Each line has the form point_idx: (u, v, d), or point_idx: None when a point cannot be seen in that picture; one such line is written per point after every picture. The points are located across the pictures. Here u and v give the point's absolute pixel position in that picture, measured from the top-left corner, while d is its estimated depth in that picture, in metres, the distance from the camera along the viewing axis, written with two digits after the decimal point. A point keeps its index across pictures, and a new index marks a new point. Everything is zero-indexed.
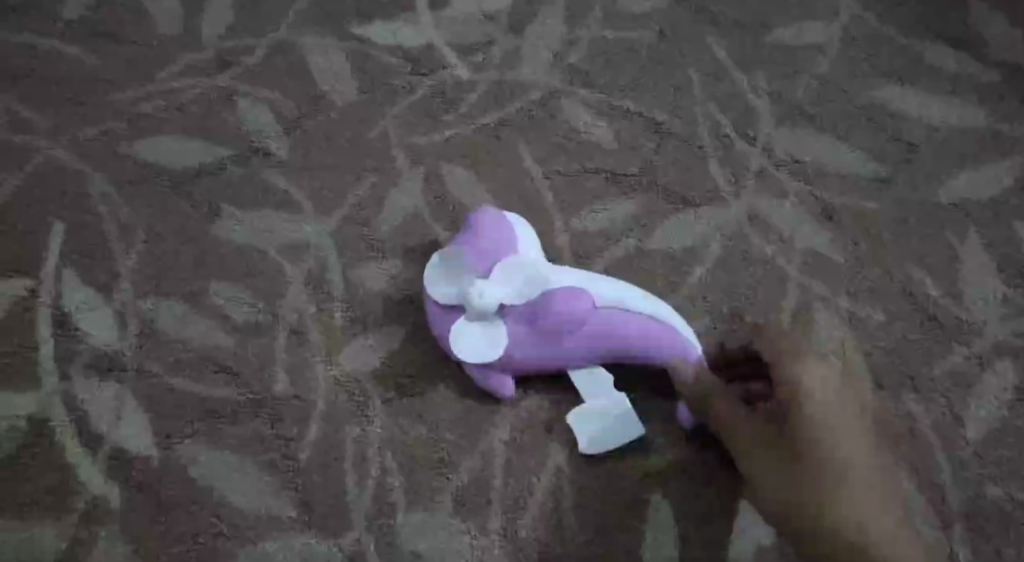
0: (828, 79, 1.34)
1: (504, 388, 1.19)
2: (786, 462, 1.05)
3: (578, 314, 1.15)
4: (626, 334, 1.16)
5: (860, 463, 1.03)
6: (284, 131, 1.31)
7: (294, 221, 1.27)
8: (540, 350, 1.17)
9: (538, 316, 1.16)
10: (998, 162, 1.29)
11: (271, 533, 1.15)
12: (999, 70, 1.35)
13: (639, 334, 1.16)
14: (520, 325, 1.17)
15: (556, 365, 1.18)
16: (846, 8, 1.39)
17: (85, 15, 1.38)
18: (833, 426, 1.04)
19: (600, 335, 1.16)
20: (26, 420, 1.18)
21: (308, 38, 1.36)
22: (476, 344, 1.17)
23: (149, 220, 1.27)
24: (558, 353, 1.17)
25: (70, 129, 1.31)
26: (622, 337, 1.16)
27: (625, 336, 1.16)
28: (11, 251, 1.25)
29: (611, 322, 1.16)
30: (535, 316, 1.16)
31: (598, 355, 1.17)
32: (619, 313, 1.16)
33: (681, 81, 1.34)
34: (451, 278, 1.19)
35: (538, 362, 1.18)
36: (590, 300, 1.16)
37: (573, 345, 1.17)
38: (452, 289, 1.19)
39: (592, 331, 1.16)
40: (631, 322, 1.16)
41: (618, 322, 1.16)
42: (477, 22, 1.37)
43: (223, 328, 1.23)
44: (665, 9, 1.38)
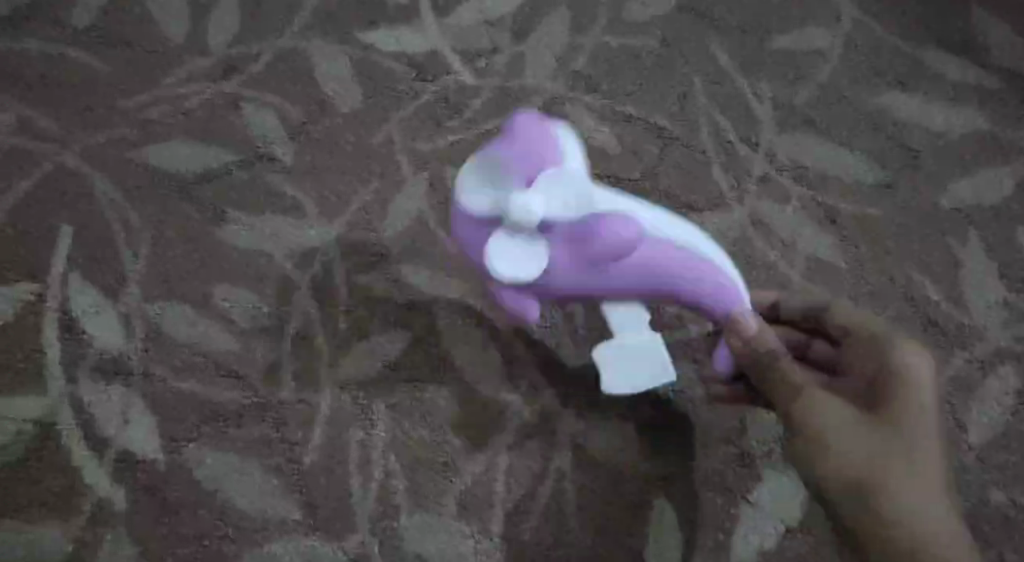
0: (830, 85, 1.34)
1: (530, 312, 1.03)
2: (878, 444, 0.99)
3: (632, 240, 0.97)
4: (683, 270, 1.00)
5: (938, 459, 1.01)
6: (289, 137, 1.32)
7: (299, 226, 1.28)
8: (581, 276, 0.99)
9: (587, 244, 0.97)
10: (1000, 168, 1.30)
11: (277, 536, 1.17)
12: (1002, 76, 1.35)
13: (690, 270, 1.00)
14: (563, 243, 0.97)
15: (592, 294, 1.01)
16: (851, 13, 1.38)
17: (93, 20, 1.36)
18: (938, 421, 1.01)
19: (655, 271, 0.99)
20: (33, 423, 1.19)
21: (311, 41, 1.36)
22: (513, 254, 0.97)
23: (156, 225, 1.28)
24: (606, 282, 1.00)
25: (78, 134, 1.31)
26: (678, 272, 1.00)
27: (680, 271, 1.00)
28: (18, 256, 1.25)
29: (667, 258, 0.99)
30: (580, 241, 0.97)
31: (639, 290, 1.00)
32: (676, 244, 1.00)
33: (685, 87, 1.34)
34: (481, 178, 0.97)
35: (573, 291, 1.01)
36: (644, 225, 0.98)
37: (623, 275, 0.99)
38: (483, 194, 0.97)
39: (644, 263, 0.99)
40: (690, 257, 1.00)
41: (672, 255, 0.99)
42: (481, 27, 1.37)
43: (228, 332, 1.23)
44: (669, 14, 1.37)
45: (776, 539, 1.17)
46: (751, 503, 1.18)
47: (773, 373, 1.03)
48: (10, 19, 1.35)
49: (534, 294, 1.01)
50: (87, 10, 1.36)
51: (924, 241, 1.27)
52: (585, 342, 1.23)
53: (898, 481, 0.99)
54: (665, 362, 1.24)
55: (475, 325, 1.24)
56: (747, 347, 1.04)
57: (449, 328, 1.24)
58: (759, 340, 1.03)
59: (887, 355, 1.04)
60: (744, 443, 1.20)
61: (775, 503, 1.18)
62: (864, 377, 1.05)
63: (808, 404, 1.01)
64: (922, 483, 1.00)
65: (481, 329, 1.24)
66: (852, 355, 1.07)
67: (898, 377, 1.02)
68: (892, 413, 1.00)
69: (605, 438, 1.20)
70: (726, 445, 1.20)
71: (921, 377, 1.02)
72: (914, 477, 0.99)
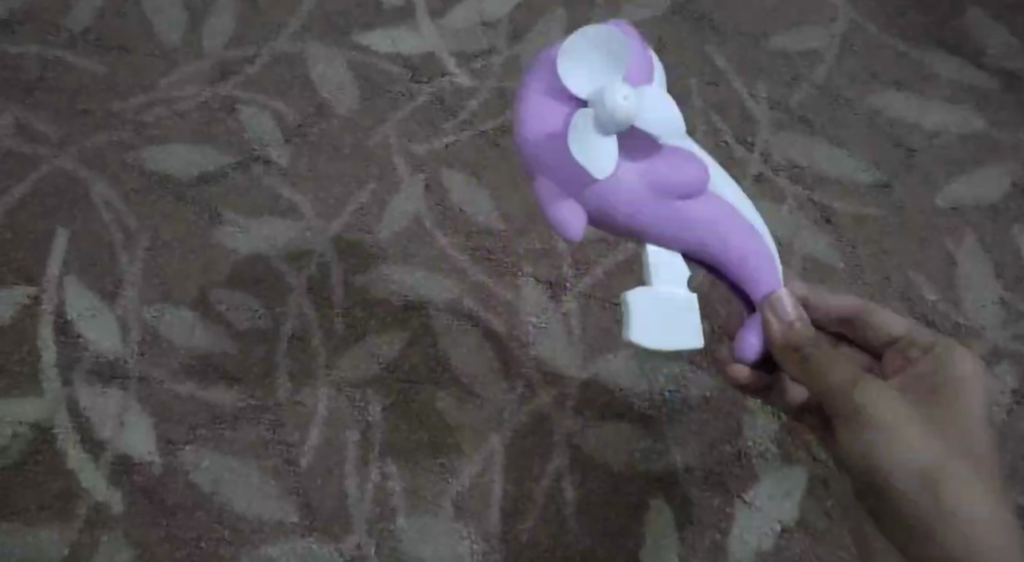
0: (826, 86, 1.35)
1: (572, 227, 0.93)
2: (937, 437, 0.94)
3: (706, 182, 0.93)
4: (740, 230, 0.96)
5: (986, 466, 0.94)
6: (286, 140, 1.32)
7: (296, 227, 1.28)
8: (647, 203, 0.92)
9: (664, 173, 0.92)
10: (997, 167, 1.31)
11: (274, 538, 1.16)
12: (997, 76, 1.35)
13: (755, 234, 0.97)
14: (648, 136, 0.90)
15: (641, 231, 0.94)
16: (846, 14, 1.38)
17: (89, 23, 1.36)
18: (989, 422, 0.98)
19: (718, 220, 0.95)
20: (29, 426, 1.19)
21: (308, 44, 1.37)
22: (592, 147, 0.89)
23: (153, 228, 1.28)
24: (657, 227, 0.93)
25: (75, 138, 1.31)
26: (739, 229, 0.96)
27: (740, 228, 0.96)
28: (14, 260, 1.25)
29: (731, 213, 0.95)
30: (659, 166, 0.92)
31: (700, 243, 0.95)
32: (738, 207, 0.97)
33: (682, 88, 1.34)
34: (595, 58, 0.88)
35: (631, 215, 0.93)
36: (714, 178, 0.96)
37: (688, 215, 0.93)
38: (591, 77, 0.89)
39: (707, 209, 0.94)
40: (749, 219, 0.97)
41: (732, 215, 0.95)
42: (477, 30, 1.37)
43: (225, 334, 1.23)
44: (665, 16, 1.37)
45: (774, 539, 1.17)
46: (748, 503, 1.19)
47: (815, 355, 0.97)
48: (9, 22, 1.36)
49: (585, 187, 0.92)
50: (84, 13, 1.37)
51: (920, 240, 1.27)
52: (582, 343, 1.24)
53: (962, 477, 0.93)
54: (662, 362, 1.24)
55: (472, 325, 1.24)
56: (785, 336, 0.98)
57: (446, 329, 1.24)
58: (795, 327, 0.98)
59: (933, 359, 1.02)
60: (741, 443, 1.21)
61: (771, 503, 1.19)
62: (902, 375, 1.03)
63: (874, 388, 0.94)
64: (968, 483, 0.93)
65: (478, 330, 1.24)
66: (889, 361, 1.06)
67: (951, 377, 0.99)
68: (951, 411, 0.97)
69: (603, 438, 1.20)
70: (723, 445, 1.21)
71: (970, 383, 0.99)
72: (966, 477, 0.93)
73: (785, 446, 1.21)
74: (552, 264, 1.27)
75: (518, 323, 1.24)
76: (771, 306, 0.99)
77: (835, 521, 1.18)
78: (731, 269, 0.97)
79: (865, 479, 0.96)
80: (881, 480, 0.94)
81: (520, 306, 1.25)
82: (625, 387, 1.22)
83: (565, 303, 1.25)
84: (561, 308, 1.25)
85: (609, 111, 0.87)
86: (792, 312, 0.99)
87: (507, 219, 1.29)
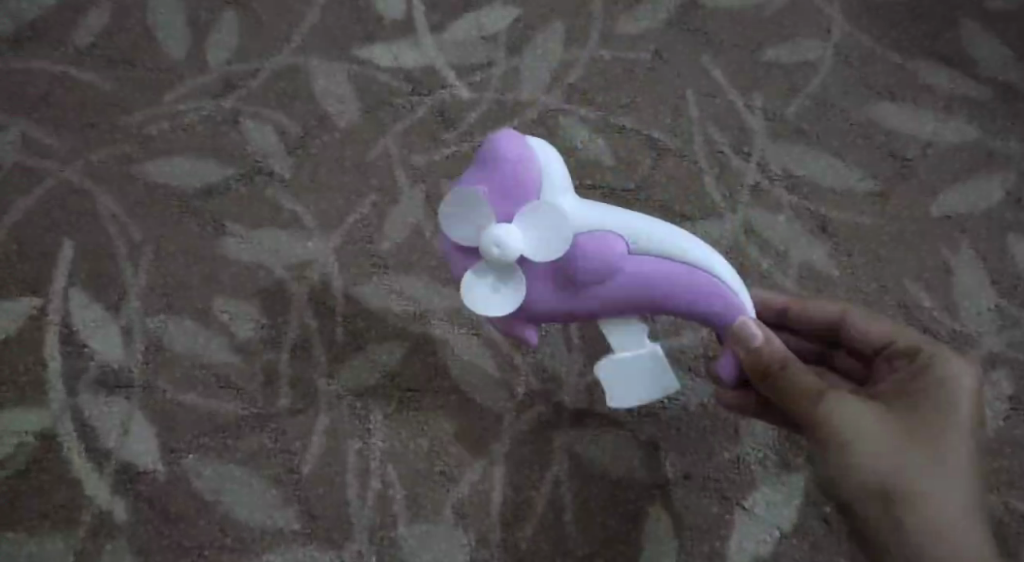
0: (821, 96, 1.36)
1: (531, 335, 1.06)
2: (919, 439, 0.99)
3: (609, 266, 1.00)
4: (659, 288, 1.01)
5: (971, 465, 0.99)
6: (288, 152, 1.33)
7: (298, 238, 1.29)
8: (564, 303, 1.02)
9: (565, 278, 1.01)
10: (991, 176, 1.32)
11: (277, 546, 1.18)
12: (991, 85, 1.37)
13: (680, 291, 1.02)
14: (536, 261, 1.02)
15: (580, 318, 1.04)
16: (840, 25, 1.40)
17: (93, 39, 1.38)
18: (974, 432, 1.00)
19: (634, 289, 1.01)
20: (34, 435, 1.21)
21: (310, 58, 1.38)
22: (491, 296, 1.00)
23: (157, 239, 1.29)
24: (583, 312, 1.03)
25: (81, 152, 1.33)
26: (657, 288, 1.01)
27: (658, 288, 1.01)
28: (21, 272, 1.27)
29: (648, 281, 1.01)
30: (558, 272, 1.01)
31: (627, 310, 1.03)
32: (653, 264, 1.01)
33: (678, 100, 1.36)
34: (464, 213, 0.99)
35: (560, 313, 1.03)
36: (622, 247, 1.00)
37: (601, 300, 1.02)
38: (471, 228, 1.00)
39: (622, 284, 1.01)
40: (668, 271, 1.01)
41: (649, 282, 1.01)
42: (477, 42, 1.39)
43: (228, 343, 1.25)
44: (661, 29, 1.39)
45: (772, 545, 1.18)
46: (746, 509, 1.19)
47: (788, 374, 1.02)
48: (15, 38, 1.38)
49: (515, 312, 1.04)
50: (88, 28, 1.39)
51: (915, 249, 1.29)
52: (581, 350, 1.24)
53: (930, 483, 0.98)
54: None
55: (472, 333, 1.25)
56: (754, 358, 1.03)
57: (446, 338, 1.25)
58: (757, 344, 1.02)
59: (924, 365, 1.04)
60: (738, 450, 1.21)
61: (769, 510, 1.19)
62: (887, 385, 1.06)
63: (839, 401, 1.00)
64: (952, 482, 0.98)
65: (478, 338, 1.25)
66: (879, 369, 1.09)
67: (938, 385, 1.02)
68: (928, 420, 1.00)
69: (602, 446, 1.21)
70: (721, 452, 1.21)
71: (960, 385, 1.02)
72: (949, 477, 0.98)
73: (783, 452, 1.21)
74: None
75: None
76: (736, 337, 1.03)
77: (834, 528, 1.18)
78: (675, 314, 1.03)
79: (835, 488, 1.01)
80: (846, 491, 1.01)
81: None
82: None
83: None
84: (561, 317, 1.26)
85: (487, 258, 0.99)
86: (760, 335, 1.03)
87: None
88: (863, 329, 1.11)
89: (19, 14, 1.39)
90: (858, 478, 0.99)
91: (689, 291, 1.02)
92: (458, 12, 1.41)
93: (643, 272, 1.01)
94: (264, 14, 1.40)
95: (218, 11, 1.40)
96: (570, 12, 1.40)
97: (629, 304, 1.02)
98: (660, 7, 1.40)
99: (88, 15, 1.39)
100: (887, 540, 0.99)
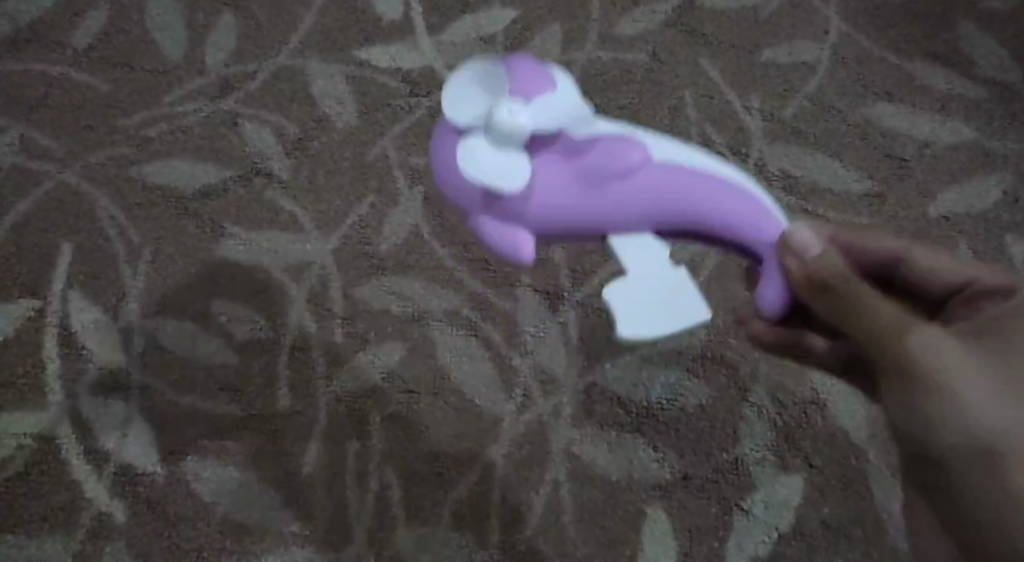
0: (819, 97, 1.36)
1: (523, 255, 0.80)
2: None
3: (635, 162, 0.78)
4: (696, 198, 0.79)
5: None
6: (287, 153, 1.34)
7: (296, 240, 1.29)
8: (571, 203, 0.79)
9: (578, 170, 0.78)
10: (988, 176, 1.32)
11: (276, 548, 1.18)
12: (988, 87, 1.37)
13: (719, 199, 0.80)
14: (543, 153, 0.79)
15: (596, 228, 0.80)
16: (837, 27, 1.40)
17: (93, 41, 1.38)
18: None
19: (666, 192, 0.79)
20: (33, 437, 1.20)
21: (308, 59, 1.38)
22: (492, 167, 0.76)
23: (156, 241, 1.29)
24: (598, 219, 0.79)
25: (79, 154, 1.33)
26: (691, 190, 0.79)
27: (697, 196, 0.79)
28: (19, 274, 1.27)
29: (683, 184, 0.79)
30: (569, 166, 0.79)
31: (651, 218, 0.79)
32: (688, 171, 0.79)
33: (676, 100, 1.35)
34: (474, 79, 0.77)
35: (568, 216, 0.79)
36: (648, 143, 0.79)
37: (620, 204, 0.79)
38: (476, 103, 0.77)
39: (648, 187, 0.79)
40: (705, 177, 0.80)
41: (681, 186, 0.79)
42: (475, 44, 1.39)
43: (227, 346, 1.25)
44: (659, 31, 1.40)
45: (771, 546, 1.18)
46: (745, 510, 1.19)
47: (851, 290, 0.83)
48: (14, 41, 1.38)
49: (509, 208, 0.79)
50: (87, 31, 1.39)
51: None
52: (579, 351, 1.24)
53: None
54: (659, 371, 1.24)
55: (471, 335, 1.25)
56: (805, 270, 0.83)
57: (445, 340, 1.25)
58: (801, 245, 0.82)
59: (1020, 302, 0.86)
60: (737, 452, 1.21)
61: (768, 511, 1.19)
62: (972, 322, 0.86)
63: (931, 336, 0.81)
64: None
65: (477, 339, 1.25)
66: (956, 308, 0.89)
67: None
68: None
69: (601, 447, 1.21)
70: (720, 453, 1.21)
71: None
72: None
73: (781, 453, 1.21)
74: (550, 273, 1.27)
75: (516, 332, 1.25)
76: (784, 249, 0.83)
77: (833, 529, 1.18)
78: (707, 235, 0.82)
79: (911, 437, 0.84)
80: (932, 446, 0.82)
81: (516, 316, 1.26)
82: (621, 395, 1.23)
83: (562, 312, 1.26)
84: (559, 318, 1.25)
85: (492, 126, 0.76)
86: (812, 240, 0.83)
87: None
88: (929, 264, 0.90)
89: (18, 17, 1.39)
90: (945, 431, 0.81)
91: (733, 204, 0.81)
92: (457, 14, 1.41)
93: (674, 174, 0.79)
94: (262, 17, 1.41)
95: (217, 14, 1.41)
96: (569, 13, 1.41)
97: (659, 207, 0.79)
98: (657, 9, 1.41)
99: (87, 18, 1.40)
100: (965, 513, 0.81)
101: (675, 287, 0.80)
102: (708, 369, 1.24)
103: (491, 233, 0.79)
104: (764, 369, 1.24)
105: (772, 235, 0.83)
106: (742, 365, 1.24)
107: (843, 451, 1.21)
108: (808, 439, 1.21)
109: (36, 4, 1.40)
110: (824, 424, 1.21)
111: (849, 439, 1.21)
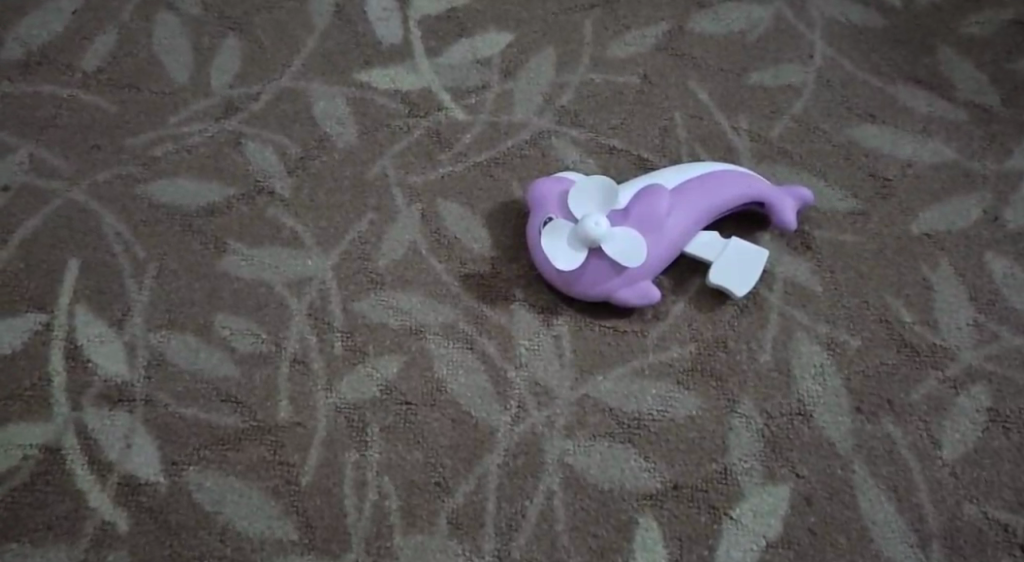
0: (803, 119, 1.43)
1: (651, 293, 1.27)
2: None
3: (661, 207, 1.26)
4: (713, 201, 1.29)
5: None
6: (288, 172, 1.39)
7: (298, 255, 1.33)
8: (652, 242, 1.26)
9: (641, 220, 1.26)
10: (969, 197, 1.37)
11: (273, 556, 1.19)
12: (967, 109, 1.43)
13: (714, 190, 1.30)
14: (603, 263, 1.26)
15: (678, 248, 1.28)
16: (822, 51, 1.48)
17: (102, 64, 1.47)
18: None
19: (691, 219, 1.28)
20: (39, 448, 1.23)
21: (311, 82, 1.46)
22: (565, 253, 1.26)
23: (161, 259, 1.33)
24: (667, 252, 1.27)
25: (87, 172, 1.39)
26: (708, 203, 1.29)
27: (709, 198, 1.29)
28: (28, 288, 1.31)
29: (690, 206, 1.28)
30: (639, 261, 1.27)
31: (694, 222, 1.28)
32: (685, 197, 1.29)
33: (666, 121, 1.43)
34: (551, 242, 1.27)
35: (655, 255, 1.27)
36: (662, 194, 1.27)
37: (675, 226, 1.28)
38: (561, 249, 1.26)
39: (677, 217, 1.28)
40: (705, 184, 1.30)
41: (687, 203, 1.28)
42: (471, 66, 1.47)
43: (228, 358, 1.28)
44: (650, 54, 1.48)
45: (759, 554, 1.18)
46: (733, 518, 1.20)
47: None
48: (26, 65, 1.46)
49: (631, 273, 1.27)
50: (97, 57, 1.47)
51: (895, 265, 1.33)
52: (573, 363, 1.28)
53: None
54: (651, 383, 1.26)
55: (467, 347, 1.28)
56: None
57: (442, 353, 1.28)
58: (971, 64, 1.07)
59: None
60: (726, 461, 1.22)
61: (756, 520, 1.20)
62: None
63: None
64: None
65: (473, 351, 1.28)
66: None
67: None
68: None
69: (594, 457, 1.23)
70: (708, 463, 1.22)
71: None
72: None
73: (769, 464, 1.22)
74: (539, 289, 1.32)
75: (512, 345, 1.28)
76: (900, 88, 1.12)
77: (818, 537, 1.19)
78: (732, 200, 1.30)
79: None
80: None
81: (512, 330, 1.29)
82: (613, 406, 1.25)
83: (556, 326, 1.30)
84: (553, 330, 1.29)
85: (575, 243, 1.26)
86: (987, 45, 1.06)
87: (500, 246, 1.35)
88: None
89: (30, 41, 1.48)
90: None
91: (729, 188, 1.30)
92: (454, 38, 1.50)
93: (682, 199, 1.29)
94: (266, 41, 1.49)
95: (220, 37, 1.49)
96: (562, 38, 1.49)
97: (681, 233, 1.28)
98: (648, 33, 1.50)
99: (96, 42, 1.49)
100: None
101: (745, 257, 1.29)
102: (697, 380, 1.27)
103: (628, 294, 1.27)
104: (753, 381, 1.26)
105: (744, 187, 1.31)
106: (731, 378, 1.27)
107: (828, 461, 1.22)
108: (795, 449, 1.23)
109: (48, 30, 1.49)
110: (811, 434, 1.24)
111: (835, 448, 1.23)
